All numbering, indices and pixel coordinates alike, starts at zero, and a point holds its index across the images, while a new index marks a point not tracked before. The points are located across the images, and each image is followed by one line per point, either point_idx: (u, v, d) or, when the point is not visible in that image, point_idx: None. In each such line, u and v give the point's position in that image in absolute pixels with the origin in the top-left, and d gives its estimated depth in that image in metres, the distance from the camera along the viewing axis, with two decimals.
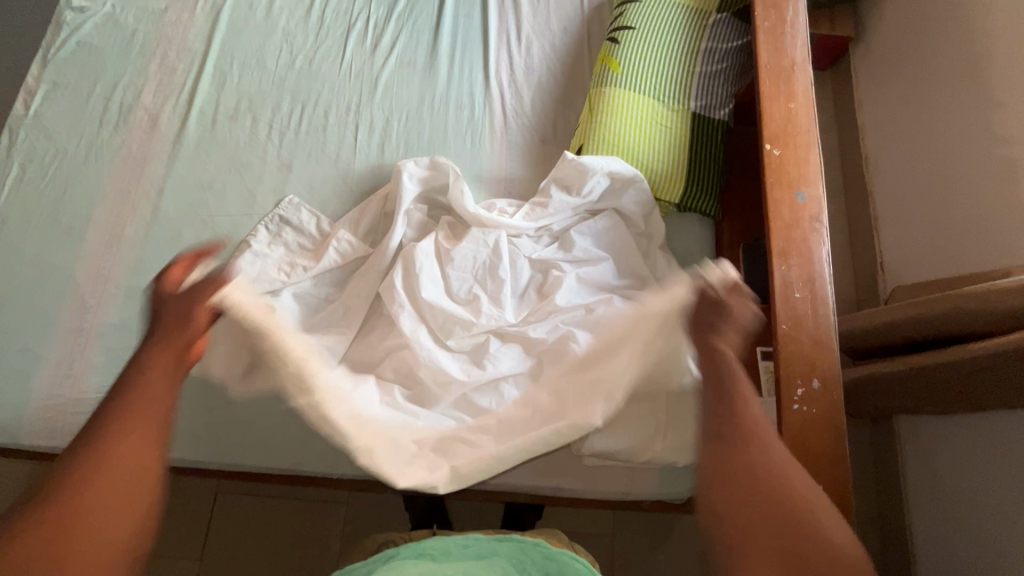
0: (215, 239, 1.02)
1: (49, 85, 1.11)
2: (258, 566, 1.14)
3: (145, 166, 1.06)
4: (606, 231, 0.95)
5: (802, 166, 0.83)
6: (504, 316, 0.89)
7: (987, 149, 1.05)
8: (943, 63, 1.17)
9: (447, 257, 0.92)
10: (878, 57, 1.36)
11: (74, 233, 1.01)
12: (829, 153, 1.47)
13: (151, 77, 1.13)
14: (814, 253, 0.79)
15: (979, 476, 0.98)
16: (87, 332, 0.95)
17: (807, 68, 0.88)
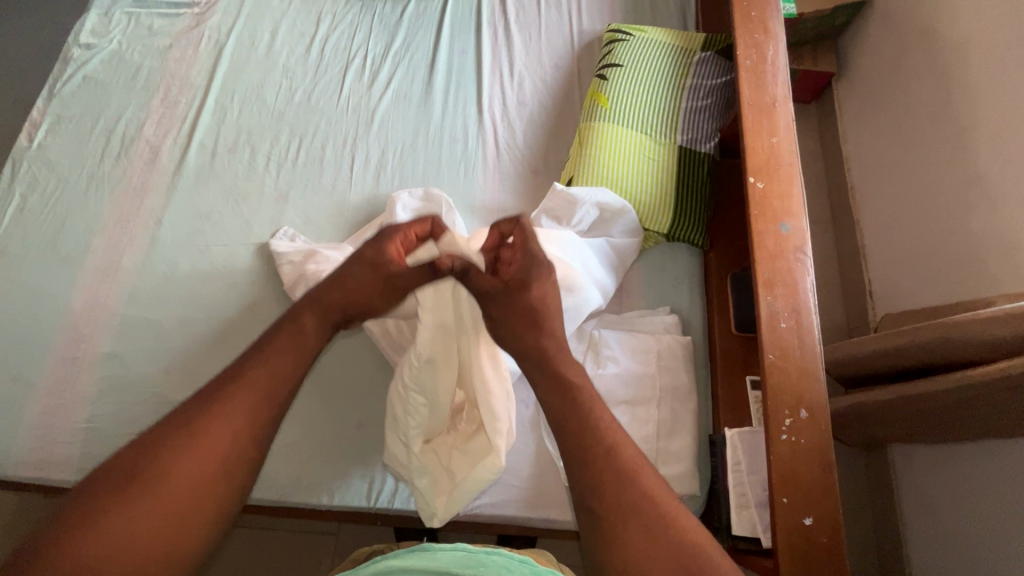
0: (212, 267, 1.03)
1: (54, 118, 1.14)
2: None
3: (143, 197, 1.08)
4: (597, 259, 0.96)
5: (785, 198, 0.85)
6: None
7: (967, 180, 1.07)
8: (922, 97, 1.20)
9: None
10: (860, 92, 1.41)
11: (70, 262, 1.02)
12: (815, 183, 1.50)
13: (153, 110, 1.16)
14: (799, 283, 0.80)
15: (974, 506, 0.97)
16: (79, 360, 0.96)
17: (788, 105, 0.91)
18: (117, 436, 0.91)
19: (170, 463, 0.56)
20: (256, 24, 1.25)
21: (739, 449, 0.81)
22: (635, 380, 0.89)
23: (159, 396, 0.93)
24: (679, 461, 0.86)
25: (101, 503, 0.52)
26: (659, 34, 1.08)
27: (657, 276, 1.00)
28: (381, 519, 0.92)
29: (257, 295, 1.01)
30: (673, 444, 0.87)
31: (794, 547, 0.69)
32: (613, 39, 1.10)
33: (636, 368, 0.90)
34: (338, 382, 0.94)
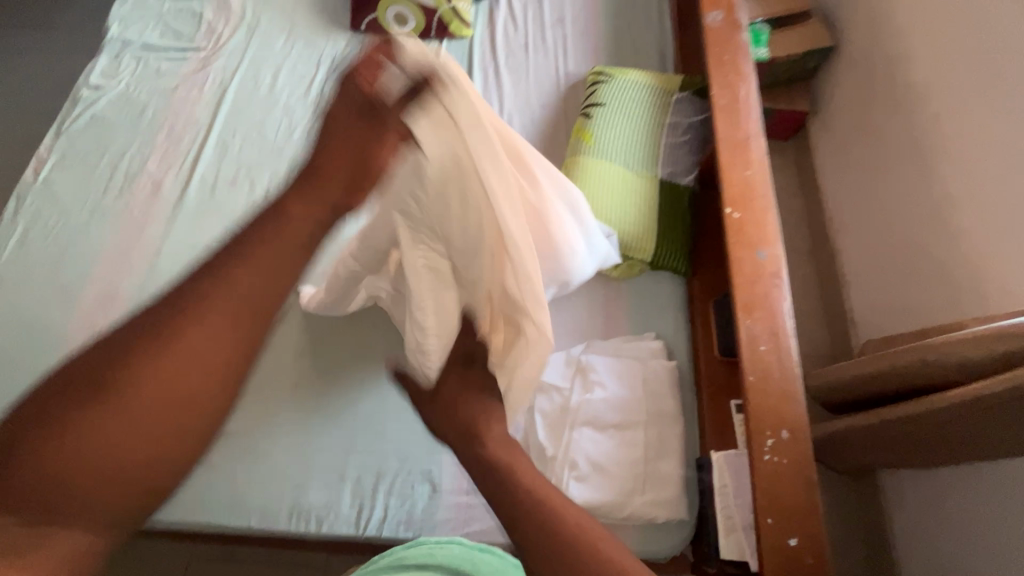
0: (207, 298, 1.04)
1: (60, 154, 1.18)
2: None
3: (143, 229, 1.11)
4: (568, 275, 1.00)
5: (760, 226, 0.89)
6: None
7: (936, 209, 1.12)
8: (890, 133, 1.27)
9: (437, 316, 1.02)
10: (833, 129, 1.49)
11: (68, 292, 1.04)
12: (795, 215, 1.56)
13: (157, 147, 1.21)
14: (776, 307, 0.83)
15: (968, 532, 0.97)
16: None
17: (760, 140, 0.97)
18: None
19: (147, 372, 0.38)
20: (260, 67, 1.32)
21: (725, 471, 0.82)
22: (619, 402, 0.91)
23: None
24: (668, 485, 0.86)
25: (68, 404, 0.37)
26: (638, 75, 1.15)
27: (642, 304, 1.03)
28: (371, 549, 0.92)
29: None
30: (661, 468, 0.88)
31: (780, 569, 0.69)
32: (596, 80, 1.17)
33: (623, 392, 0.92)
34: (331, 409, 0.95)
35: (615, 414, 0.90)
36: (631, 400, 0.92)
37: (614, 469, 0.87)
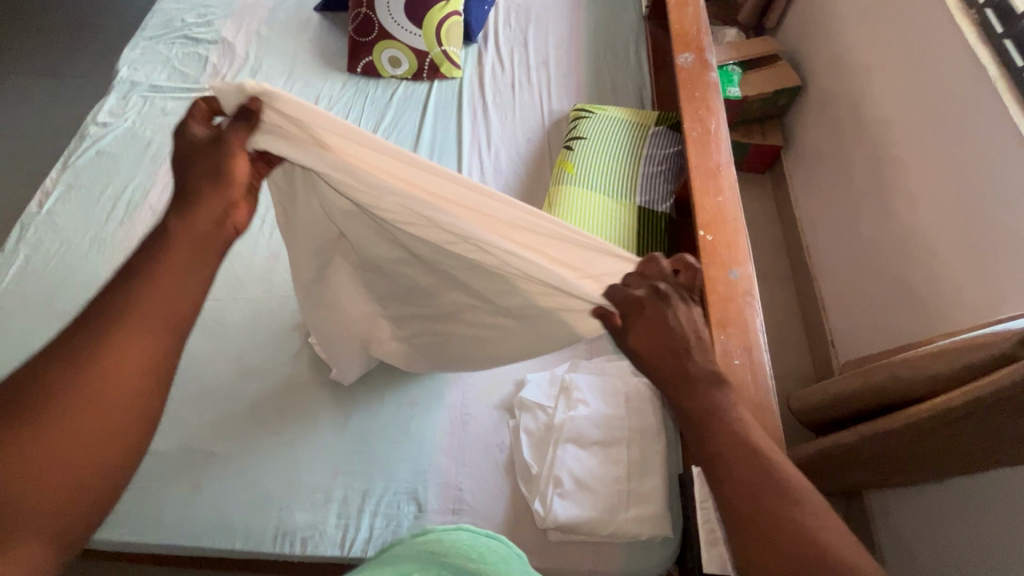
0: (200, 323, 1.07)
1: (65, 187, 1.23)
2: None
3: None
4: None
5: (732, 248, 0.94)
6: (492, 396, 1.01)
7: (902, 232, 1.18)
8: (858, 162, 1.34)
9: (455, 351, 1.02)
10: (805, 161, 1.57)
11: (65, 317, 1.07)
12: (774, 242, 1.62)
13: (159, 179, 1.26)
14: (749, 322, 0.87)
15: (956, 550, 0.97)
16: None
17: (731, 168, 1.03)
18: None
19: (111, 347, 0.45)
20: None
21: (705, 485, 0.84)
22: (603, 419, 0.93)
23: None
24: (651, 502, 0.87)
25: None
26: (616, 112, 1.23)
27: None
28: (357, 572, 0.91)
29: (244, 346, 1.05)
30: (644, 484, 0.89)
31: None
32: (577, 116, 1.24)
33: (606, 410, 0.94)
34: (320, 431, 0.97)
35: (599, 429, 0.92)
36: (614, 415, 0.94)
37: (598, 485, 0.88)
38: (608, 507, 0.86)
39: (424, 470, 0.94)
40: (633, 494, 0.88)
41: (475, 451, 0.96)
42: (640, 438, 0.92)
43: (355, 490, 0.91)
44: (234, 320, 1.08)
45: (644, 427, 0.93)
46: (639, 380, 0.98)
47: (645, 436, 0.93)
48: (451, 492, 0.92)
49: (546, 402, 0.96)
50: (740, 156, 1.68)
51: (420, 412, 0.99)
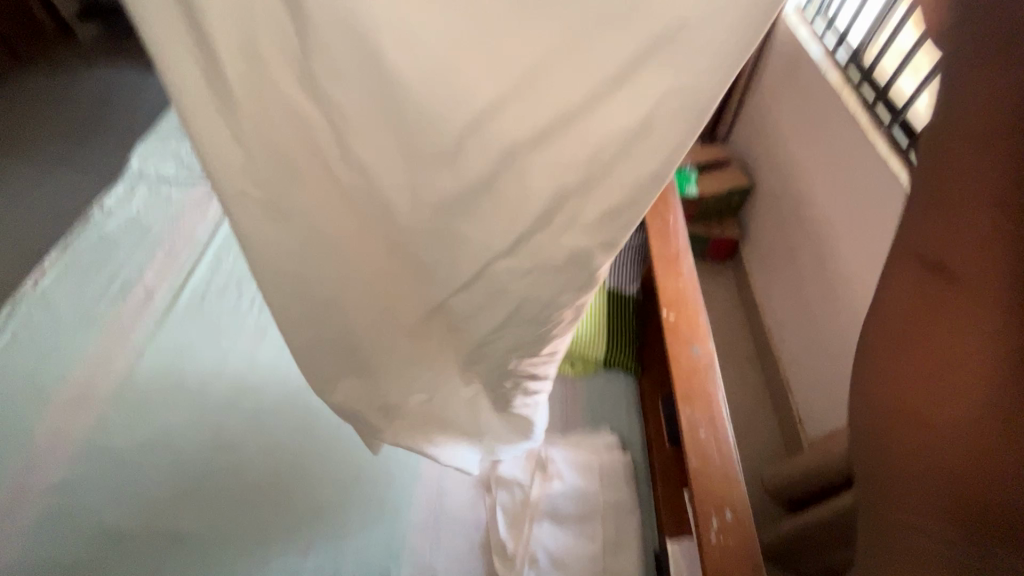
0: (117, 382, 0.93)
1: (62, 267, 1.29)
2: None
3: (130, 334, 1.18)
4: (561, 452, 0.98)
5: (693, 326, 1.02)
6: (468, 472, 1.02)
7: (849, 316, 1.29)
8: (805, 253, 1.48)
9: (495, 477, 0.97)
10: (761, 251, 1.71)
11: (44, 395, 1.08)
12: (740, 325, 1.72)
13: (155, 261, 1.32)
14: (712, 396, 0.93)
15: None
16: (27, 491, 0.96)
17: (689, 255, 1.14)
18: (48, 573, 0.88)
19: None
20: None
21: (679, 560, 0.85)
22: (578, 494, 0.95)
23: (101, 526, 0.92)
24: None
25: None
26: None
27: (597, 402, 1.11)
28: None
29: (222, 422, 1.06)
30: (620, 562, 0.89)
31: None
32: None
33: (582, 484, 0.96)
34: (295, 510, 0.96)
35: (574, 505, 0.93)
36: (589, 490, 0.95)
37: (573, 562, 0.88)
38: None
39: (398, 550, 0.92)
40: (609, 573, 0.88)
41: (451, 530, 0.95)
42: (615, 514, 0.94)
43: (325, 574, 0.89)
44: (214, 397, 1.09)
45: (618, 501, 0.95)
46: (612, 454, 1.01)
47: (620, 512, 0.94)
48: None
49: (522, 478, 0.98)
50: (703, 246, 1.83)
51: (397, 490, 0.99)
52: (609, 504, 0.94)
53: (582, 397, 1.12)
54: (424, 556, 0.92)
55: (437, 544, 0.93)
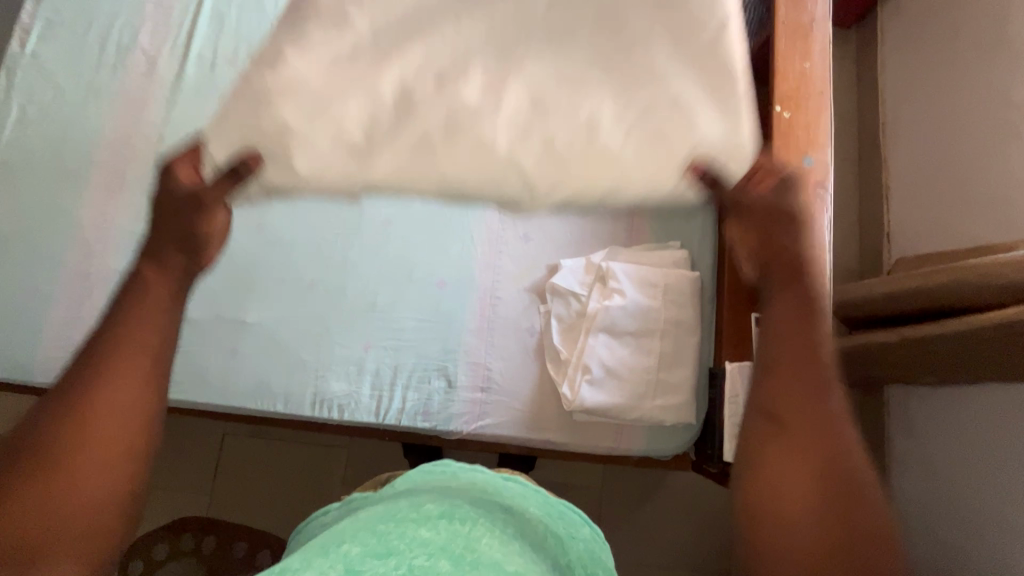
0: None
1: (45, 23, 1.09)
2: (267, 490, 1.24)
3: (144, 111, 1.05)
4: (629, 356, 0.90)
5: (811, 130, 0.80)
6: (525, 281, 0.97)
7: (1009, 115, 1.00)
8: (976, 21, 1.10)
9: (577, 361, 0.90)
10: (907, 15, 1.29)
11: (76, 178, 1.02)
12: (846, 116, 1.41)
13: (148, 16, 1.09)
14: (816, 219, 0.78)
15: (966, 457, 1.00)
16: (93, 276, 0.98)
17: (826, 27, 0.83)
18: None
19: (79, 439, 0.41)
20: None
21: (737, 381, 0.83)
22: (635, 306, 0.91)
23: None
24: (677, 392, 0.88)
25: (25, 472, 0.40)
26: None
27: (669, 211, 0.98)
28: (390, 435, 0.98)
29: (266, 214, 1.01)
30: (673, 375, 0.89)
31: None
32: None
33: (642, 300, 0.91)
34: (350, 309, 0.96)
35: (632, 319, 0.90)
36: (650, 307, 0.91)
37: (627, 373, 0.89)
38: (636, 392, 0.88)
39: (453, 349, 0.94)
40: (661, 383, 0.89)
41: (505, 333, 0.95)
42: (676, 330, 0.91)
43: (383, 364, 0.94)
44: None
45: (675, 319, 0.91)
46: (682, 271, 0.93)
47: (681, 325, 0.91)
48: (482, 372, 0.93)
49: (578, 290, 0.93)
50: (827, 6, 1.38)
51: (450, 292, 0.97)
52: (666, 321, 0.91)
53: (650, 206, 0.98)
54: (476, 357, 0.94)
55: (490, 344, 0.95)
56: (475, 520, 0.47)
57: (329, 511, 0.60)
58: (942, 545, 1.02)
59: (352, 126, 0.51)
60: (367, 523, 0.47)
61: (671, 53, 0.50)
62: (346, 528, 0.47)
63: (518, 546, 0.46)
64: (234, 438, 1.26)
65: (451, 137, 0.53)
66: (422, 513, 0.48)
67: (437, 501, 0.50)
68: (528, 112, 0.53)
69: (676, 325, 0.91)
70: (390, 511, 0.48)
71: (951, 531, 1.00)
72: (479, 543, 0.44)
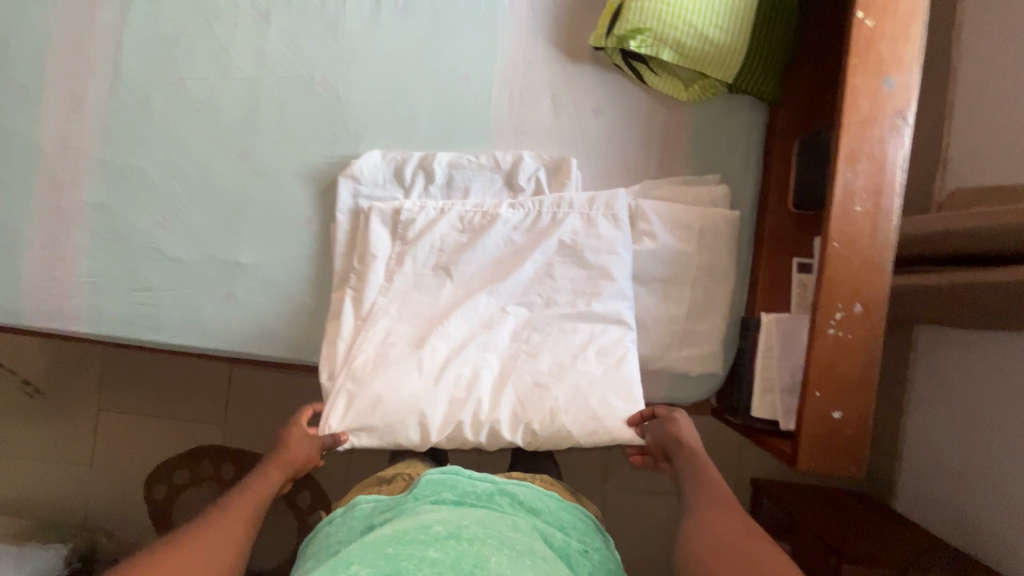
0: (125, 204, 0.89)
1: None
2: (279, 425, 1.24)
3: (94, 12, 0.89)
4: (657, 309, 0.84)
5: (897, 42, 0.66)
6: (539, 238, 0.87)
7: None
8: None
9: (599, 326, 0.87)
10: None
11: (27, 96, 0.89)
12: None
13: None
14: (889, 156, 0.67)
15: (988, 406, 0.97)
16: (65, 210, 0.89)
17: None
18: (125, 292, 0.89)
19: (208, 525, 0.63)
20: None
21: (773, 333, 0.78)
22: (665, 253, 0.83)
23: (154, 254, 0.89)
24: (705, 342, 0.83)
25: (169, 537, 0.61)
26: None
27: (708, 138, 0.86)
28: None
29: (249, 142, 0.89)
30: (702, 325, 0.83)
31: (816, 434, 0.68)
32: None
33: (673, 244, 0.83)
34: (349, 249, 0.88)
35: (660, 267, 0.83)
36: (683, 254, 0.83)
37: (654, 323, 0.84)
38: (660, 343, 0.84)
39: None
40: (689, 333, 0.83)
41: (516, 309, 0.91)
42: (709, 276, 0.83)
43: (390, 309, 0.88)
44: (228, 114, 0.89)
45: (709, 265, 0.83)
46: (720, 211, 0.83)
47: (715, 271, 0.83)
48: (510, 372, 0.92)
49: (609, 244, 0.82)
50: None
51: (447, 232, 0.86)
52: (699, 269, 0.83)
53: (688, 133, 0.86)
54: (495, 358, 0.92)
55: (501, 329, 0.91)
56: (481, 540, 0.58)
57: (332, 519, 0.70)
58: (950, 484, 1.03)
59: (401, 429, 0.79)
60: (373, 549, 0.56)
61: (597, 358, 0.80)
62: (353, 552, 0.56)
63: (526, 562, 0.57)
64: (240, 376, 1.23)
65: (478, 424, 0.79)
66: (430, 535, 0.58)
67: (443, 523, 0.60)
68: (521, 390, 0.79)
69: (710, 271, 0.83)
70: (401, 534, 0.58)
71: (962, 473, 1.01)
72: (488, 563, 0.55)
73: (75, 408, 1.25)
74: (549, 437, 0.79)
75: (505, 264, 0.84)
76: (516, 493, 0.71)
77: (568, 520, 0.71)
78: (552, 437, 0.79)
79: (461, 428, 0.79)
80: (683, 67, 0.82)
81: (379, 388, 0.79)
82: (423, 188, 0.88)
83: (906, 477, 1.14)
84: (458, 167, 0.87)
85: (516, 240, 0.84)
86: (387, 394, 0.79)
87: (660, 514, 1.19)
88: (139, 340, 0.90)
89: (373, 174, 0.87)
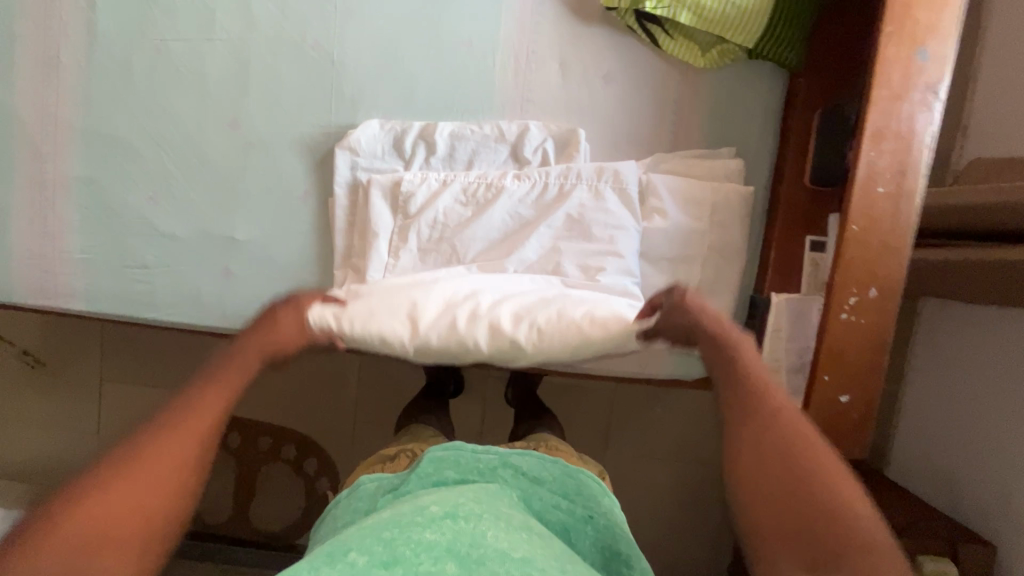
0: (113, 176, 0.85)
1: None
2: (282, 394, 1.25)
3: None
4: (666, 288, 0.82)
5: (935, 8, 0.62)
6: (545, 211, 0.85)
7: None
8: None
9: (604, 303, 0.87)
10: None
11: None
12: None
13: None
14: (916, 134, 0.63)
15: (991, 378, 0.97)
16: (50, 184, 0.85)
17: None
18: (120, 268, 0.86)
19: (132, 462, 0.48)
20: None
21: (782, 314, 0.77)
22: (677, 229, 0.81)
23: (147, 229, 0.86)
24: None
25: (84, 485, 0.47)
26: None
27: (724, 109, 0.81)
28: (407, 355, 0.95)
29: (239, 110, 0.84)
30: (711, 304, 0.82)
31: (823, 417, 0.68)
32: None
33: (684, 221, 0.81)
34: (350, 225, 0.85)
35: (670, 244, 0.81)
36: (694, 231, 0.80)
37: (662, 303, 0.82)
38: None
39: None
40: None
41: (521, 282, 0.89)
42: (720, 255, 0.81)
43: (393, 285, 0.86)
44: (214, 79, 0.83)
45: (720, 243, 0.81)
46: (733, 187, 0.80)
47: (726, 250, 0.81)
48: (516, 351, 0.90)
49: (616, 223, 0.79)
50: None
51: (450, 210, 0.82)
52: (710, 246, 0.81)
53: (703, 102, 0.81)
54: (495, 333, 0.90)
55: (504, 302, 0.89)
56: (478, 517, 0.56)
57: (337, 503, 0.71)
58: (945, 454, 1.05)
59: (391, 330, 0.72)
60: (369, 533, 0.54)
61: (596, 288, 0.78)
62: (349, 538, 0.53)
63: (523, 537, 0.55)
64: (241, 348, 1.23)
65: (476, 320, 0.73)
66: (427, 516, 0.56)
67: (439, 502, 0.58)
68: (524, 297, 0.75)
69: (720, 249, 0.81)
70: (399, 516, 0.56)
71: (958, 443, 1.02)
72: (485, 539, 0.53)
73: (78, 378, 1.25)
74: (553, 332, 0.72)
75: (511, 236, 0.81)
76: (519, 464, 0.71)
77: (572, 487, 0.70)
78: (556, 332, 0.71)
79: (457, 326, 0.73)
80: (700, 31, 0.77)
81: (375, 294, 0.76)
82: (424, 159, 0.84)
83: (900, 445, 1.16)
84: (461, 135, 0.83)
85: (523, 215, 0.81)
86: (381, 300, 0.75)
87: (659, 479, 1.22)
88: (137, 317, 0.88)
89: (371, 145, 0.83)
